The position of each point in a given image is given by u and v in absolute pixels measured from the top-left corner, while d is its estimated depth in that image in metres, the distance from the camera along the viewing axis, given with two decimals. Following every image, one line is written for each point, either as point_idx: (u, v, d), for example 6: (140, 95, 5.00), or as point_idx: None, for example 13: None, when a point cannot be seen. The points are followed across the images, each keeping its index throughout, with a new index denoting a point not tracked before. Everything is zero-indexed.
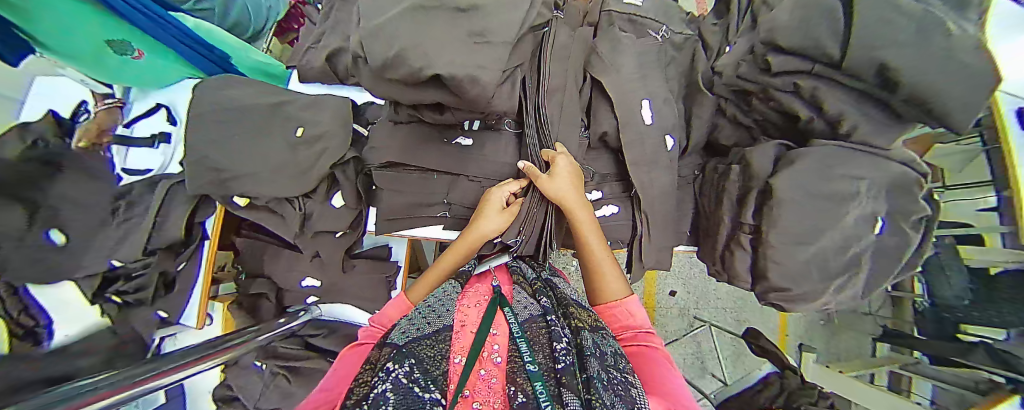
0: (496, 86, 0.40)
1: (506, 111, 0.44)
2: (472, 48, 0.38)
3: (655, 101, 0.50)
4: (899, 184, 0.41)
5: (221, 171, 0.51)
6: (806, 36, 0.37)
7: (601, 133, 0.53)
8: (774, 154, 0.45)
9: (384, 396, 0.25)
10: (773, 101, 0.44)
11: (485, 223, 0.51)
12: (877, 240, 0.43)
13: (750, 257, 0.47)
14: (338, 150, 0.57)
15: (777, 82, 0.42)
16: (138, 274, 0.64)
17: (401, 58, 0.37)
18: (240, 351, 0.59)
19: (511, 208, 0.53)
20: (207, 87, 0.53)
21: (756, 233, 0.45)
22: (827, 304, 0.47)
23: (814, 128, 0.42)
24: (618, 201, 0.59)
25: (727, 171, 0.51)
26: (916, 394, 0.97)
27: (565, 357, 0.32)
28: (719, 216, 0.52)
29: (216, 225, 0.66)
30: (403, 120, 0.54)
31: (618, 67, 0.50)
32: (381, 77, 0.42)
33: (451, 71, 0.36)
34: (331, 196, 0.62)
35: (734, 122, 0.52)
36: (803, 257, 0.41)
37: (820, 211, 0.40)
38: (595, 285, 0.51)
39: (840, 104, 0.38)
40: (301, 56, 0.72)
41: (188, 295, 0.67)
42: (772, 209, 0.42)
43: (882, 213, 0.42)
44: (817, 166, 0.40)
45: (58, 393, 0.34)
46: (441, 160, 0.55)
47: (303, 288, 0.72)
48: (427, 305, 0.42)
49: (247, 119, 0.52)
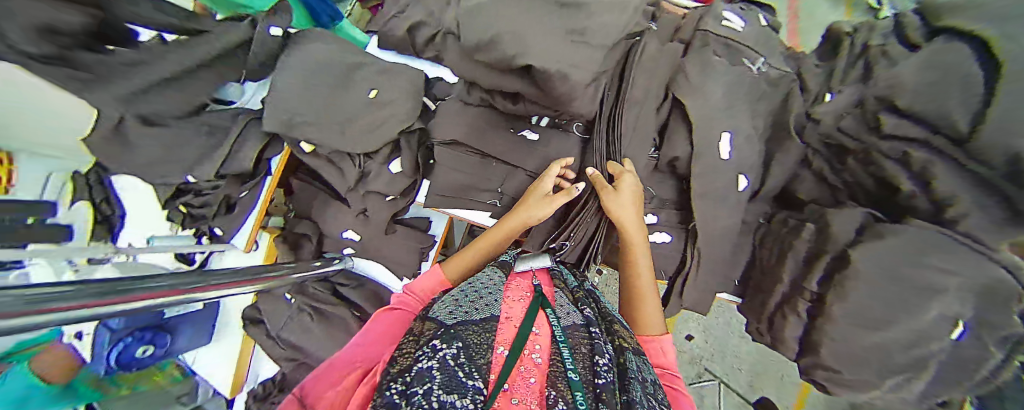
0: (584, 87, 0.41)
1: (584, 112, 0.45)
2: (569, 46, 0.38)
3: (737, 136, 0.48)
4: (993, 289, 0.35)
5: (293, 115, 0.54)
6: (931, 102, 0.33)
7: (672, 158, 0.52)
8: (859, 220, 0.42)
9: (429, 374, 0.26)
10: (874, 165, 0.41)
11: (529, 209, 0.51)
12: (953, 346, 0.37)
13: (804, 326, 0.45)
14: (407, 118, 0.58)
15: (885, 146, 0.38)
16: (205, 193, 0.68)
17: (495, 43, 0.38)
18: (276, 284, 0.62)
19: (556, 196, 0.51)
20: (303, 35, 0.56)
21: (818, 302, 0.43)
22: (876, 399, 0.44)
23: (916, 205, 0.38)
24: (673, 229, 0.58)
25: (799, 228, 0.48)
26: None
27: (607, 374, 0.29)
28: (779, 272, 0.50)
29: (280, 164, 0.69)
30: (474, 102, 0.55)
31: (706, 94, 0.46)
32: (470, 57, 0.44)
33: (545, 64, 0.37)
34: (390, 161, 0.63)
35: (818, 177, 0.49)
36: (867, 343, 0.39)
37: (897, 299, 0.37)
38: (634, 312, 0.48)
39: (954, 185, 0.34)
40: (385, 21, 0.74)
41: (245, 219, 0.72)
42: (845, 281, 0.39)
43: (967, 319, 0.36)
44: (906, 247, 0.37)
45: (121, 282, 0.38)
46: (506, 147, 0.57)
47: (343, 238, 0.74)
48: (469, 288, 0.42)
49: (328, 70, 0.55)
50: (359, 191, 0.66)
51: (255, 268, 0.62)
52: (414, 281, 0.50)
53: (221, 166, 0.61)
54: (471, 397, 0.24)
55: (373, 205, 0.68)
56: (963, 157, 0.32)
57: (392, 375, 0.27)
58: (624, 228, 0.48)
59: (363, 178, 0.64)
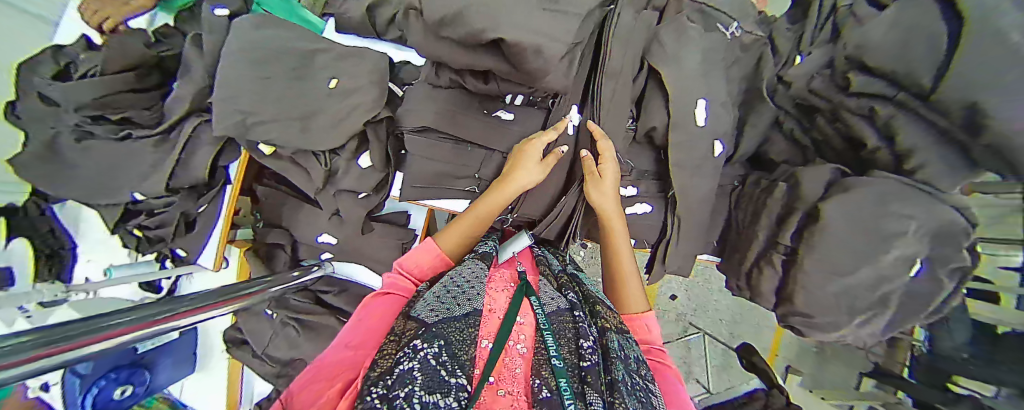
0: (558, 61, 0.37)
1: (558, 89, 0.42)
2: (541, 14, 0.35)
3: (712, 102, 0.47)
4: (945, 231, 0.37)
5: (244, 114, 0.49)
6: (900, 57, 0.33)
7: (649, 129, 0.51)
8: (829, 178, 0.43)
9: (411, 376, 0.26)
10: (841, 122, 0.42)
11: (523, 174, 0.48)
12: (909, 282, 0.39)
13: (779, 277, 0.47)
14: (374, 107, 0.52)
15: (852, 104, 0.40)
16: (159, 211, 0.64)
17: (461, 17, 0.35)
18: (254, 300, 0.60)
19: (548, 161, 0.50)
20: (246, 23, 0.50)
21: (791, 255, 0.45)
22: (847, 338, 0.47)
23: (878, 158, 0.40)
24: (653, 199, 0.58)
25: (772, 188, 0.50)
26: None
27: (592, 356, 0.32)
28: (754, 232, 0.52)
29: (239, 171, 0.64)
30: (444, 84, 0.51)
31: (681, 59, 0.46)
32: (433, 34, 0.39)
33: (517, 36, 0.34)
34: (359, 156, 0.58)
35: (789, 138, 0.51)
36: (834, 289, 0.41)
37: (860, 248, 0.38)
38: (617, 293, 0.50)
39: (915, 137, 0.35)
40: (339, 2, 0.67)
41: (208, 236, 0.68)
42: (814, 235, 0.41)
43: (923, 257, 0.38)
44: (869, 199, 0.38)
45: (85, 321, 0.37)
46: (480, 132, 0.54)
47: (319, 242, 0.72)
48: (450, 281, 0.40)
49: (279, 61, 0.50)
50: (330, 191, 0.62)
51: (231, 286, 0.60)
52: (406, 260, 0.46)
53: (171, 177, 0.58)
54: (455, 396, 0.25)
55: (345, 205, 0.64)
56: (925, 110, 0.33)
57: (376, 375, 0.27)
58: (605, 218, 0.50)
59: (332, 177, 0.60)
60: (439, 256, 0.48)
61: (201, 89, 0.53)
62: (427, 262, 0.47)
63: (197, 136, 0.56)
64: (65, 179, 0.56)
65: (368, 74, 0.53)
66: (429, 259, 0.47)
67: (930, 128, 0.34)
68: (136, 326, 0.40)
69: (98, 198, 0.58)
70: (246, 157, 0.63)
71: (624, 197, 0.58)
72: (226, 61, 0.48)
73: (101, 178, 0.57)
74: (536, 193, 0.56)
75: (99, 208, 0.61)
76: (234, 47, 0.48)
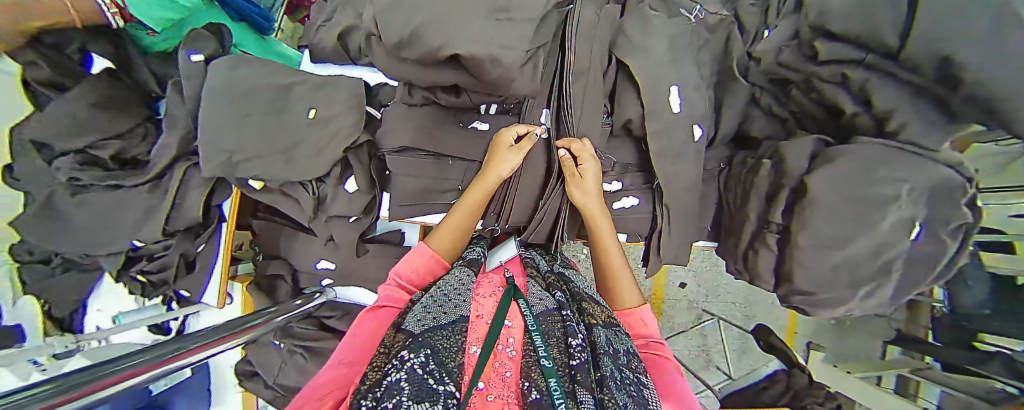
0: (520, 67, 0.37)
1: (527, 94, 0.42)
2: (494, 25, 0.35)
3: (685, 87, 0.47)
4: (941, 190, 0.35)
5: (232, 154, 0.51)
6: (864, 21, 0.33)
7: (625, 121, 0.51)
8: (812, 150, 0.42)
9: (399, 386, 0.25)
10: (816, 92, 0.41)
11: (501, 163, 0.48)
12: (910, 247, 0.38)
13: (775, 257, 0.45)
14: (352, 132, 0.53)
15: (824, 72, 0.39)
16: (159, 255, 0.67)
17: (418, 37, 0.35)
18: (261, 331, 0.62)
19: (522, 144, 0.49)
20: (223, 65, 0.52)
21: (785, 233, 0.43)
22: (852, 312, 0.45)
23: (858, 123, 0.39)
24: (640, 192, 0.58)
25: (757, 166, 0.49)
26: (923, 400, 0.77)
27: (581, 354, 0.32)
28: (745, 213, 0.51)
29: (233, 208, 0.67)
30: (418, 102, 0.53)
31: (648, 49, 0.46)
32: (395, 56, 0.39)
33: (472, 49, 0.34)
34: (345, 181, 0.59)
35: (768, 113, 0.50)
36: (831, 262, 0.39)
37: (855, 217, 0.36)
38: (609, 291, 0.50)
39: (893, 98, 0.34)
40: (313, 34, 0.69)
41: (209, 274, 0.70)
42: (805, 209, 0.39)
43: (920, 218, 0.36)
44: (854, 166, 0.36)
45: (95, 368, 0.38)
46: (459, 145, 0.55)
47: (319, 269, 0.73)
48: (440, 290, 0.40)
49: (257, 99, 0.51)
50: (322, 218, 0.63)
51: (235, 321, 0.61)
52: (402, 268, 0.47)
53: (166, 223, 0.60)
54: (443, 401, 0.25)
55: (338, 230, 0.65)
56: (897, 69, 0.32)
57: (366, 388, 0.27)
58: (591, 217, 0.50)
59: (321, 204, 0.61)
60: (433, 258, 0.48)
61: (184, 135, 0.55)
62: (421, 264, 0.47)
63: (189, 179, 0.58)
64: (64, 234, 0.59)
65: (345, 100, 0.53)
66: (424, 261, 0.48)
67: (905, 85, 0.33)
68: (140, 367, 0.41)
69: (99, 250, 0.61)
70: (237, 193, 0.66)
71: (610, 192, 0.57)
72: (207, 105, 0.50)
73: (98, 231, 0.59)
74: (518, 199, 0.56)
75: (102, 258, 0.63)
76: (213, 90, 0.50)
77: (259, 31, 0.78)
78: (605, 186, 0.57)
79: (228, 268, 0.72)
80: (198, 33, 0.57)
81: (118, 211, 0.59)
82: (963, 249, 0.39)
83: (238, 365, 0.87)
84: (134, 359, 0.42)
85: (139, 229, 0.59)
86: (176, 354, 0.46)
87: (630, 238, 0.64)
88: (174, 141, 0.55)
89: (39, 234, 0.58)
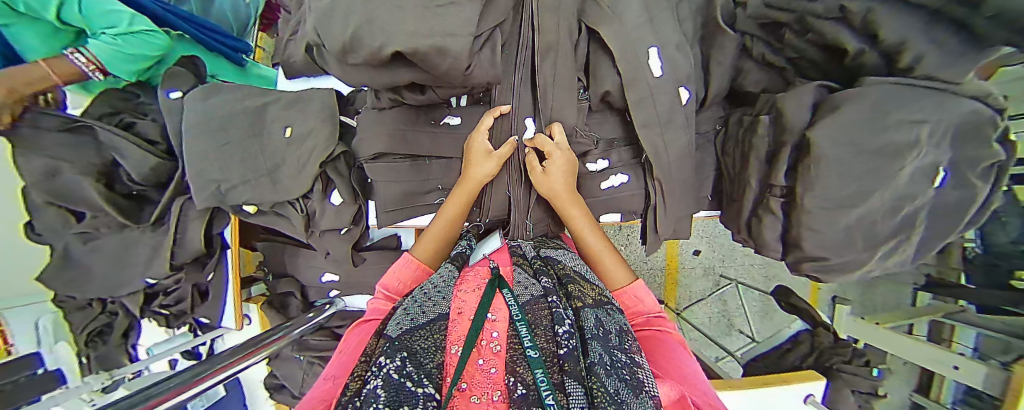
0: (471, 55, 0.35)
1: (489, 80, 0.39)
2: (434, 13, 0.32)
3: (665, 48, 0.42)
4: (968, 127, 0.29)
5: (219, 184, 0.51)
6: None
7: (603, 93, 0.47)
8: (812, 99, 0.37)
9: (374, 394, 0.25)
10: (813, 31, 0.37)
11: (474, 169, 0.48)
12: (934, 196, 0.33)
13: (781, 222, 0.41)
14: (326, 147, 0.52)
15: (819, 7, 0.34)
16: (174, 288, 0.71)
17: (358, 40, 0.32)
18: (279, 345, 0.65)
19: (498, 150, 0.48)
20: (193, 96, 0.51)
21: (788, 197, 0.39)
22: (872, 272, 0.41)
23: (866, 62, 0.34)
24: (628, 168, 0.55)
25: (754, 124, 0.44)
26: (958, 344, 0.85)
27: (568, 342, 0.31)
28: (745, 177, 0.46)
29: (234, 235, 0.70)
30: (386, 105, 0.51)
31: (619, 10, 0.41)
32: (345, 63, 0.37)
33: (413, 45, 0.31)
34: (330, 195, 0.58)
35: (764, 61, 0.45)
36: (846, 222, 0.34)
37: (867, 171, 0.32)
38: (602, 273, 0.50)
39: (903, 29, 0.29)
40: (282, 49, 0.68)
41: (223, 300, 0.75)
42: (809, 169, 0.34)
43: (945, 164, 0.31)
44: (865, 109, 0.31)
45: (131, 399, 0.40)
46: (432, 143, 0.54)
47: (324, 282, 0.77)
48: (422, 292, 0.40)
49: (230, 125, 0.50)
50: (316, 233, 0.64)
51: (256, 338, 0.65)
52: (388, 280, 0.47)
53: (173, 257, 0.63)
54: (420, 403, 0.25)
55: (333, 244, 0.66)
56: None
57: (347, 399, 0.27)
58: (559, 201, 0.49)
59: (311, 220, 0.62)
60: (416, 268, 0.49)
61: (144, 157, 0.54)
62: (409, 276, 0.48)
63: (186, 213, 0.60)
64: (87, 280, 0.64)
65: (318, 113, 0.52)
66: (409, 272, 0.48)
67: (918, 11, 0.28)
68: (165, 394, 0.42)
69: (119, 290, 0.66)
70: (235, 221, 0.69)
71: (596, 172, 0.55)
72: (187, 140, 0.50)
73: (119, 272, 0.64)
74: (496, 193, 0.54)
75: (124, 298, 0.69)
76: (188, 124, 0.50)
77: (236, 61, 0.78)
78: (590, 165, 0.55)
79: (239, 292, 0.78)
80: (173, 69, 0.56)
81: (132, 253, 0.63)
82: (994, 192, 0.35)
83: (266, 379, 0.95)
84: (169, 384, 0.45)
85: (151, 265, 0.63)
86: (197, 379, 0.48)
87: (625, 217, 0.61)
88: (145, 173, 0.55)
89: (66, 284, 0.63)
